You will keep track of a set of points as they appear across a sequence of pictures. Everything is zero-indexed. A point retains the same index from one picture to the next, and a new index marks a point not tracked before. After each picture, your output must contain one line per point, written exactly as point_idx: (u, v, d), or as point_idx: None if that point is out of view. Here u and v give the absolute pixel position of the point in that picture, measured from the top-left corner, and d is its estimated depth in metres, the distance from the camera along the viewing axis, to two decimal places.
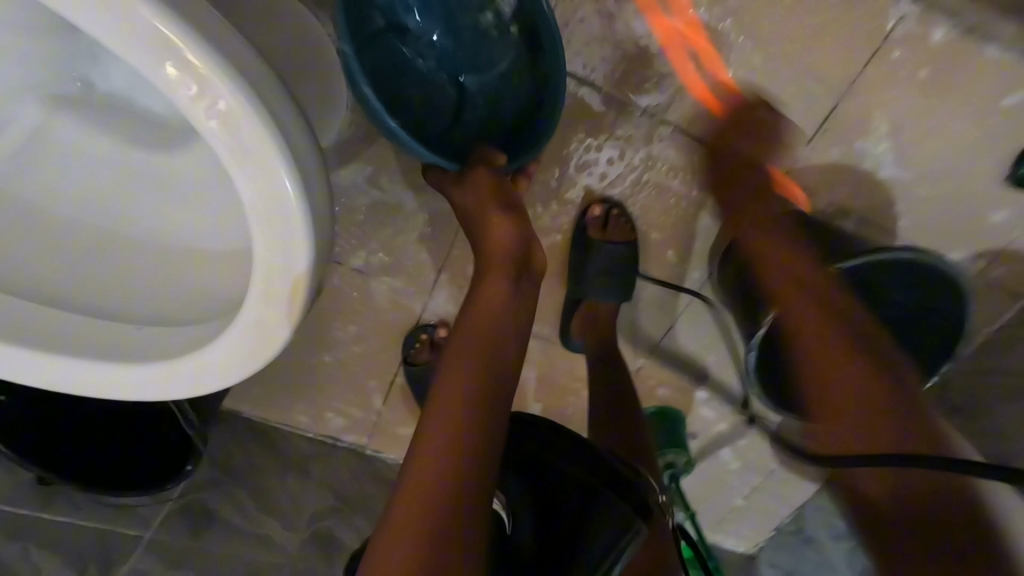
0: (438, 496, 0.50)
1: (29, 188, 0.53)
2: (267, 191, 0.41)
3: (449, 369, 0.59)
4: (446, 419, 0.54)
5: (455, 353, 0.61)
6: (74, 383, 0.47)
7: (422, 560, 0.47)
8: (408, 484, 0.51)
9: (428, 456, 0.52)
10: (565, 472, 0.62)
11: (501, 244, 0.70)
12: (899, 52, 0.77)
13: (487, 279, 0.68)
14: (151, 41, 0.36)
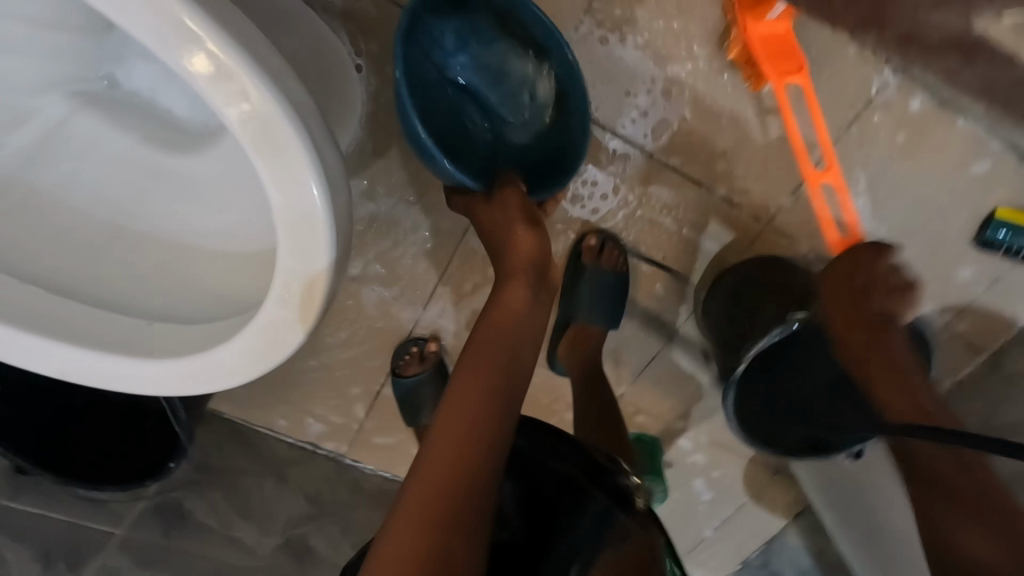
0: (453, 490, 0.53)
1: (51, 180, 0.54)
2: (292, 194, 0.43)
3: (467, 373, 0.62)
4: (462, 419, 0.58)
5: (469, 360, 0.64)
6: (89, 371, 0.49)
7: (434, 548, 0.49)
8: (424, 477, 0.54)
9: (444, 454, 0.55)
10: (550, 464, 0.68)
11: (521, 255, 0.74)
12: (881, 116, 0.83)
13: (506, 289, 0.71)
14: (184, 41, 0.38)
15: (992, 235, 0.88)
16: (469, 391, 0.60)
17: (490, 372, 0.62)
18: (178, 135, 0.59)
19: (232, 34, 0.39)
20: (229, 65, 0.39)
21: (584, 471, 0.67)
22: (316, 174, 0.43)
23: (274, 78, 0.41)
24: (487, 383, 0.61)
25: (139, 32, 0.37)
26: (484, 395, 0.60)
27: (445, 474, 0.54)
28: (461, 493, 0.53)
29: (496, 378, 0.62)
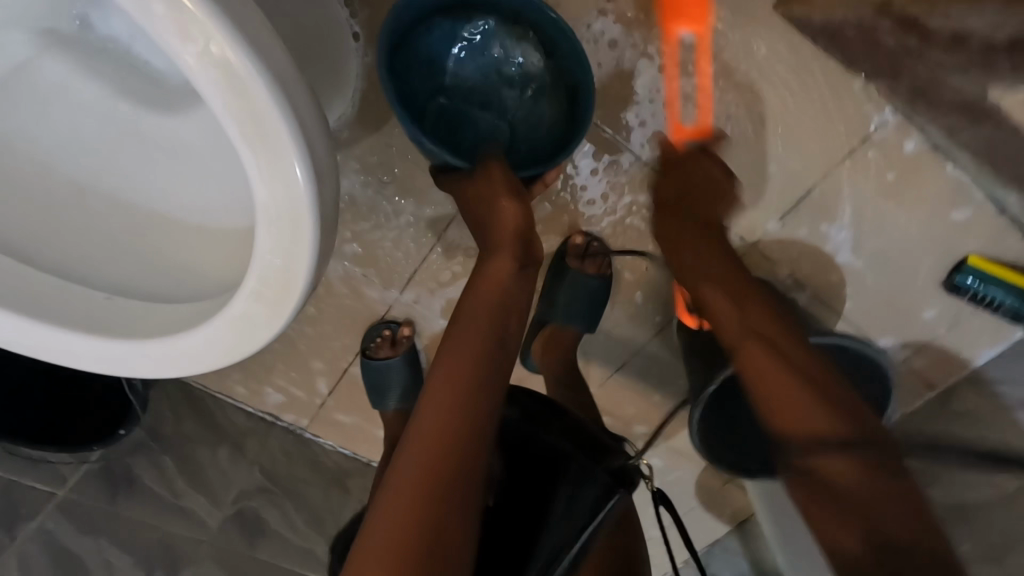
0: (448, 458, 0.52)
1: (18, 130, 0.50)
2: (277, 184, 0.39)
3: (454, 342, 0.60)
4: (447, 388, 0.56)
5: (456, 338, 0.61)
6: (34, 344, 0.45)
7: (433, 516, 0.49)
8: (416, 448, 0.53)
9: (433, 422, 0.54)
10: (542, 442, 0.70)
11: (502, 230, 0.70)
12: (874, 154, 0.84)
13: (492, 257, 0.69)
14: (165, 4, 0.34)
15: (958, 280, 0.91)
16: (456, 370, 0.58)
17: (477, 352, 0.59)
18: (162, 93, 0.54)
19: (221, 4, 0.35)
20: (217, 39, 0.35)
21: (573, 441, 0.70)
22: (303, 165, 0.39)
23: (264, 56, 0.37)
24: (473, 363, 0.58)
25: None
26: (470, 375, 0.57)
27: (433, 453, 0.52)
28: (451, 475, 0.51)
29: (482, 361, 0.59)
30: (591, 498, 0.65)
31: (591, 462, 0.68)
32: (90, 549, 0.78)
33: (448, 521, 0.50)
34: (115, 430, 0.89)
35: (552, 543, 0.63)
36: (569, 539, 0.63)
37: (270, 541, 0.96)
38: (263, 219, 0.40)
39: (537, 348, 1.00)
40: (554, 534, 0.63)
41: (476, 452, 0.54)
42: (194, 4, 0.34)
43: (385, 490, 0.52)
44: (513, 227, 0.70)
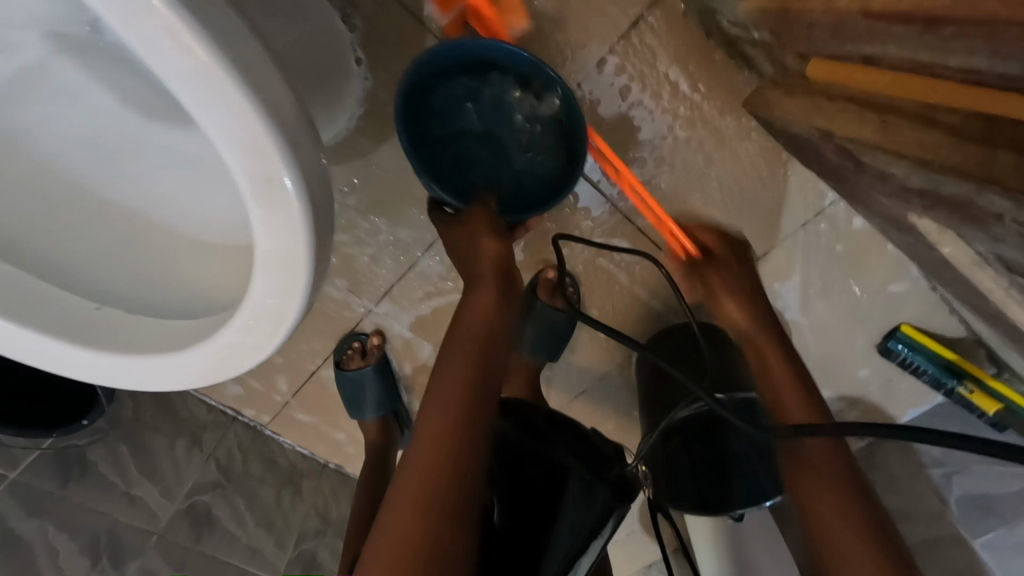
0: (443, 490, 0.54)
1: (17, 129, 0.50)
2: (277, 233, 0.40)
3: (442, 373, 0.63)
4: (435, 419, 0.59)
5: (445, 368, 0.63)
6: (21, 349, 0.47)
7: (425, 544, 0.51)
8: (407, 481, 0.55)
9: (425, 454, 0.56)
10: (547, 456, 0.71)
11: (485, 264, 0.73)
12: (825, 226, 0.91)
13: (475, 290, 0.71)
14: (164, 33, 0.33)
15: (889, 345, 0.99)
16: (444, 399, 0.60)
17: (465, 380, 0.62)
18: (165, 99, 0.53)
19: (238, 66, 0.36)
20: (238, 105, 0.36)
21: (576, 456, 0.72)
22: (305, 220, 0.41)
23: (279, 119, 0.38)
24: (462, 391, 0.61)
25: (144, 54, 0.34)
26: (458, 403, 0.60)
27: (424, 477, 0.55)
28: (440, 503, 0.53)
29: (470, 390, 0.61)
30: (596, 509, 0.69)
31: (591, 475, 0.70)
32: (34, 531, 0.76)
33: (445, 542, 0.51)
34: (76, 419, 0.88)
35: (563, 553, 0.67)
36: (575, 546, 0.68)
37: (219, 537, 0.97)
38: (261, 262, 0.42)
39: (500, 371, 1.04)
40: (563, 543, 0.68)
41: (468, 478, 0.56)
42: (216, 69, 0.35)
43: (384, 514, 0.54)
44: (494, 261, 0.74)
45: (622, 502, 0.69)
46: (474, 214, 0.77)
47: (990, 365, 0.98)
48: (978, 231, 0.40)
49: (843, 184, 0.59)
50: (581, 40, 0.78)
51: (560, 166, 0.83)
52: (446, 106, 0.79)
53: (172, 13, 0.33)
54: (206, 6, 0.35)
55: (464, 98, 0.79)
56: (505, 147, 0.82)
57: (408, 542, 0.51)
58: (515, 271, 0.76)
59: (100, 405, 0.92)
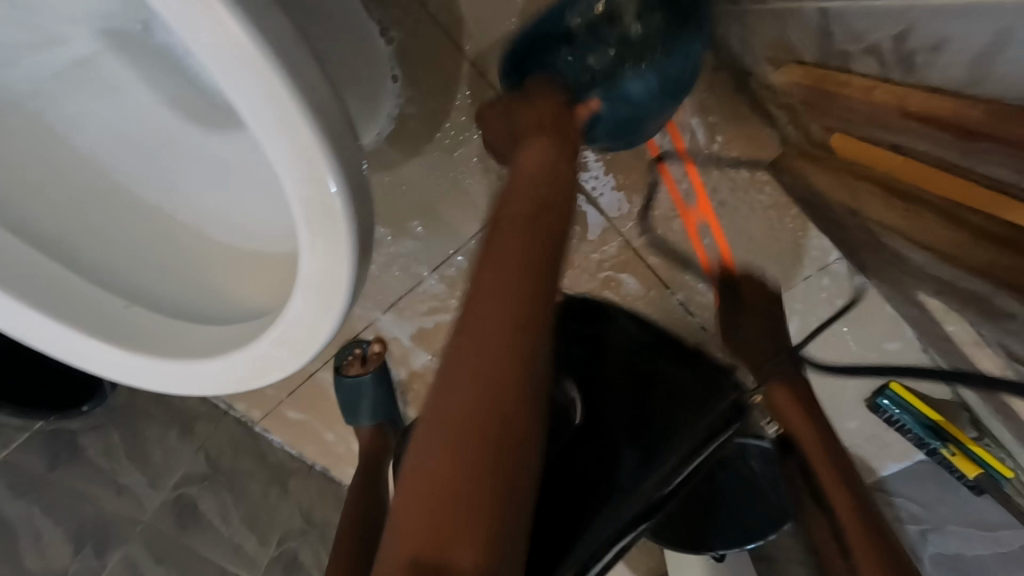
0: (490, 411, 0.45)
1: (67, 126, 0.53)
2: (325, 258, 0.42)
3: (492, 260, 0.51)
4: (481, 314, 0.48)
5: (492, 257, 0.52)
6: (55, 342, 0.48)
7: (462, 480, 0.42)
8: (445, 395, 0.46)
9: (469, 358, 0.46)
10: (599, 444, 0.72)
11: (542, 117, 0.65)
12: (828, 280, 0.95)
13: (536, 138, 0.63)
14: (241, 58, 0.36)
15: (878, 401, 1.03)
16: (492, 298, 0.48)
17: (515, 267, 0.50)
18: (203, 102, 0.56)
19: (309, 100, 0.38)
20: (303, 132, 0.38)
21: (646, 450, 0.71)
22: (352, 248, 0.41)
23: (336, 148, 0.40)
24: (511, 282, 0.49)
25: (229, 88, 0.37)
26: (511, 304, 0.48)
27: (465, 401, 0.45)
28: (487, 430, 0.44)
29: (523, 281, 0.50)
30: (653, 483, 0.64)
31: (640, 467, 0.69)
32: (21, 513, 0.74)
33: (514, 463, 0.44)
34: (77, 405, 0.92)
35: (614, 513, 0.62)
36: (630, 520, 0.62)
37: (202, 531, 0.96)
38: (302, 283, 0.43)
39: None
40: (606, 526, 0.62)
41: (519, 407, 0.45)
42: (291, 104, 0.37)
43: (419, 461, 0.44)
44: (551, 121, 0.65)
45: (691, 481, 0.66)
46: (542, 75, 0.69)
47: (973, 430, 0.95)
48: (983, 319, 0.42)
49: (854, 250, 0.62)
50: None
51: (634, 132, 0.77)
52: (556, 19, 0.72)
53: (262, 54, 0.36)
54: (283, 38, 0.37)
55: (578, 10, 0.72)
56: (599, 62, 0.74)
57: (466, 457, 0.43)
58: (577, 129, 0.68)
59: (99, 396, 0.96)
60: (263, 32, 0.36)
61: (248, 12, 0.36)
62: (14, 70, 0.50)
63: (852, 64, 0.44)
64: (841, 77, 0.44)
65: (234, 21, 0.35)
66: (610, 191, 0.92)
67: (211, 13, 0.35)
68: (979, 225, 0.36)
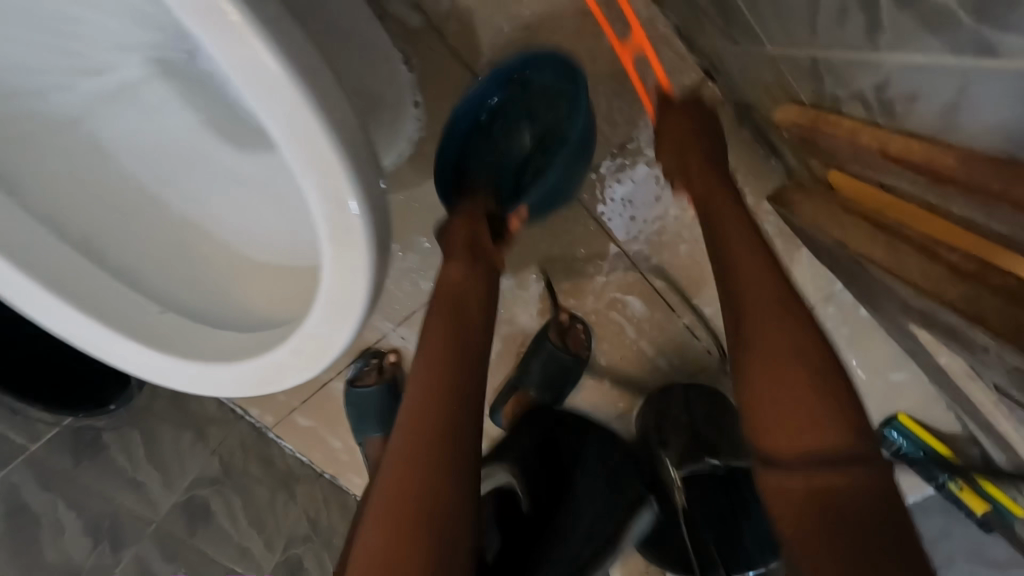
0: (432, 475, 0.52)
1: (112, 144, 0.57)
2: (343, 273, 0.45)
3: (426, 346, 0.62)
4: (417, 393, 0.58)
5: (425, 345, 0.62)
6: (93, 342, 0.52)
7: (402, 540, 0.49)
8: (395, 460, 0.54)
9: (413, 428, 0.55)
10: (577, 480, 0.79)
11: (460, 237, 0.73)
12: (832, 309, 0.97)
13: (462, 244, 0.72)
14: (277, 94, 0.40)
15: (885, 431, 1.00)
16: (425, 378, 0.59)
17: (443, 355, 0.60)
18: (235, 124, 0.60)
19: (336, 132, 0.42)
20: (329, 160, 0.42)
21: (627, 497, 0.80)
22: (368, 265, 0.45)
23: (359, 175, 0.43)
24: (440, 367, 0.59)
25: (264, 120, 0.41)
26: (441, 383, 0.58)
27: (409, 466, 0.53)
28: (422, 488, 0.51)
29: (451, 360, 0.60)
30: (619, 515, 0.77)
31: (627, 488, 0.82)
32: (43, 505, 0.78)
33: (450, 518, 0.51)
34: (105, 403, 0.93)
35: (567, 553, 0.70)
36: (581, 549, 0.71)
37: (211, 532, 0.98)
38: (321, 297, 0.46)
39: (506, 409, 1.03)
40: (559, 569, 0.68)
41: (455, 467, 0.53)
42: (319, 136, 0.41)
43: (367, 522, 0.52)
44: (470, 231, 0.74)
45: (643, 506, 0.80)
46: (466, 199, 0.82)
47: (983, 460, 0.96)
48: (965, 353, 0.43)
49: (851, 282, 0.64)
50: (609, 119, 0.90)
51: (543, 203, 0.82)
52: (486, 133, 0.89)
53: (296, 90, 0.40)
54: (314, 74, 0.41)
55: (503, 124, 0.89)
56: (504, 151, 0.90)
57: (407, 520, 0.50)
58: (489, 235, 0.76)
59: (128, 394, 0.97)
60: (299, 71, 0.40)
61: (288, 54, 0.40)
62: (69, 93, 0.55)
63: (841, 107, 0.46)
64: (832, 118, 0.47)
65: (273, 62, 0.39)
66: (620, 217, 0.95)
67: (253, 55, 0.39)
68: (955, 262, 0.39)
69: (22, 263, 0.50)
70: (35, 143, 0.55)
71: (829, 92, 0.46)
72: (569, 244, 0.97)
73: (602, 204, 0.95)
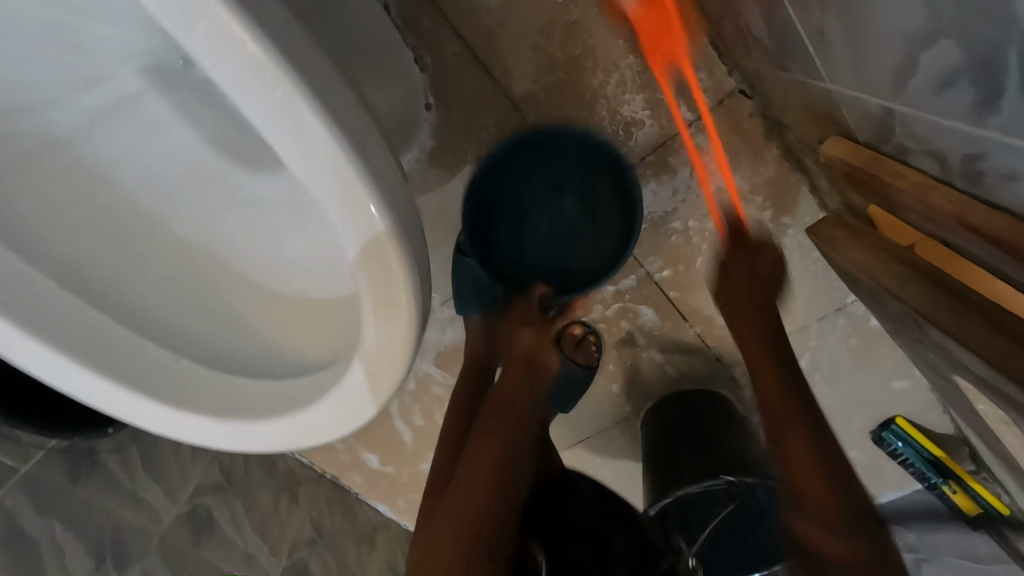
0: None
1: (106, 165, 0.52)
2: (386, 339, 0.42)
3: (479, 454, 0.65)
4: (462, 495, 0.61)
5: (479, 450, 0.66)
6: (98, 398, 0.46)
7: None
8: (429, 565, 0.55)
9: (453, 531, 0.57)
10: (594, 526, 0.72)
11: (516, 349, 0.78)
12: (842, 321, 0.98)
13: (512, 361, 0.77)
14: (314, 145, 0.36)
15: (884, 435, 1.00)
16: (472, 483, 0.62)
17: (493, 465, 0.63)
18: (245, 140, 0.55)
19: (378, 182, 0.38)
20: (372, 213, 0.38)
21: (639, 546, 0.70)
22: (413, 330, 0.43)
23: (404, 229, 0.40)
24: (488, 476, 0.62)
25: (306, 177, 0.38)
26: (488, 490, 0.61)
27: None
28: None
29: (500, 467, 0.63)
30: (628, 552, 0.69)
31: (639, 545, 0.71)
32: (42, 528, 0.75)
33: None
34: (105, 426, 0.85)
35: None
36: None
37: (216, 543, 0.96)
38: (361, 357, 0.43)
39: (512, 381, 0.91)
40: None
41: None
42: (363, 197, 0.38)
43: None
44: (526, 350, 0.78)
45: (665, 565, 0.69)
46: (516, 310, 0.82)
47: (971, 463, 0.99)
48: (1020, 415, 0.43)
49: (885, 320, 0.63)
50: (627, 126, 0.87)
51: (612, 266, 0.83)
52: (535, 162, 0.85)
53: (335, 141, 0.36)
54: (352, 118, 0.37)
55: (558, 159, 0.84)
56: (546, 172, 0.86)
57: None
58: (547, 351, 0.80)
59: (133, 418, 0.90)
60: (339, 120, 0.37)
61: (329, 105, 0.36)
62: (60, 108, 0.49)
63: (905, 157, 0.44)
64: (896, 167, 0.45)
65: (317, 118, 0.36)
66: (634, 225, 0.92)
67: (293, 109, 0.35)
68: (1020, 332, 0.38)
69: (7, 307, 0.44)
70: (23, 168, 0.49)
71: (897, 142, 0.43)
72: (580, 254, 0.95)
73: None
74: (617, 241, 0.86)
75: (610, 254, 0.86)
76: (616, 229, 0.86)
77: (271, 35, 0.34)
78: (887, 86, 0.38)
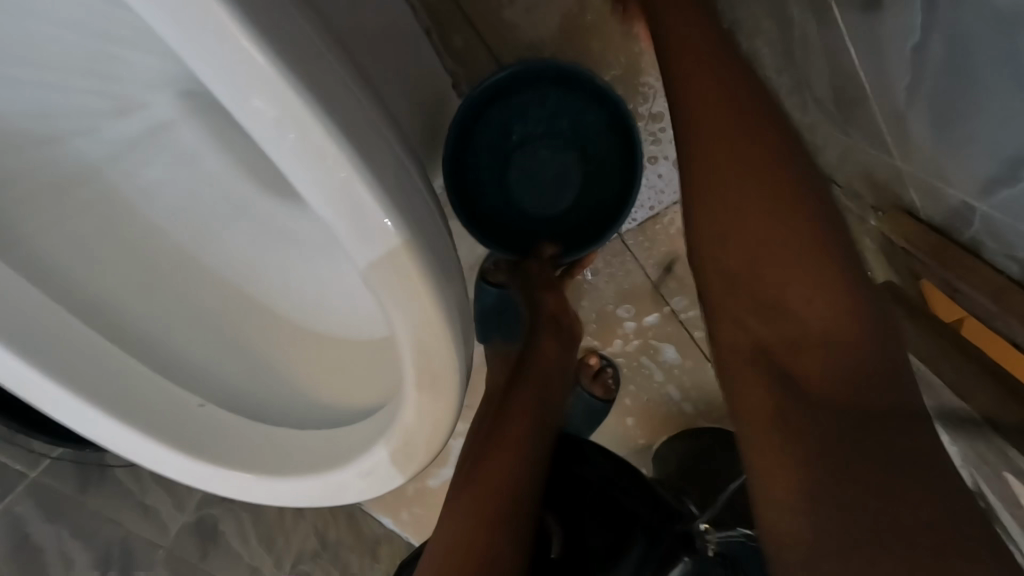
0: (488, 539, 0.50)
1: (138, 196, 0.50)
2: (427, 415, 0.41)
3: (506, 415, 0.61)
4: (486, 450, 0.57)
5: (506, 414, 0.61)
6: (121, 445, 0.45)
7: None
8: (452, 517, 0.52)
9: (477, 476, 0.54)
10: (610, 496, 0.71)
11: (542, 311, 0.74)
12: None
13: (540, 330, 0.72)
14: (358, 212, 0.34)
15: None
16: (495, 440, 0.58)
17: (523, 426, 0.60)
18: (277, 171, 0.54)
19: (423, 250, 0.36)
20: (416, 282, 0.36)
21: (658, 515, 0.70)
22: (454, 408, 0.41)
23: (447, 296, 0.38)
24: (518, 434, 0.59)
25: (347, 241, 0.35)
26: (514, 448, 0.58)
27: (457, 524, 0.51)
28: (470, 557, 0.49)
29: (524, 429, 0.60)
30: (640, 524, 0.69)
31: (657, 523, 0.69)
32: (49, 537, 0.73)
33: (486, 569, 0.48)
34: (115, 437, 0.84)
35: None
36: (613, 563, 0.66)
37: (222, 554, 0.94)
38: (398, 428, 0.42)
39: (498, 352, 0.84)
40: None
41: (503, 534, 0.51)
42: (415, 281, 0.36)
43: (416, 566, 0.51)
44: (549, 315, 0.74)
45: (683, 550, 0.67)
46: (533, 274, 0.79)
47: None
48: None
49: None
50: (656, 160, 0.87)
51: (624, 199, 0.81)
52: (528, 109, 0.81)
53: (382, 208, 0.34)
54: (400, 182, 0.36)
55: (552, 106, 0.81)
56: (542, 120, 0.82)
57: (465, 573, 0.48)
58: (571, 320, 0.77)
59: None
60: (386, 188, 0.35)
61: (388, 187, 0.35)
62: (94, 138, 0.49)
63: (975, 246, 0.42)
64: (968, 262, 0.42)
65: (375, 203, 0.34)
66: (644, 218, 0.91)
67: (351, 193, 0.34)
68: None
69: (32, 349, 0.42)
70: (55, 200, 0.47)
71: (970, 233, 0.42)
72: (605, 285, 0.95)
73: (636, 244, 0.93)
74: (615, 176, 0.83)
75: (613, 188, 0.83)
76: (611, 163, 0.83)
77: (334, 116, 0.33)
78: (976, 180, 0.36)
